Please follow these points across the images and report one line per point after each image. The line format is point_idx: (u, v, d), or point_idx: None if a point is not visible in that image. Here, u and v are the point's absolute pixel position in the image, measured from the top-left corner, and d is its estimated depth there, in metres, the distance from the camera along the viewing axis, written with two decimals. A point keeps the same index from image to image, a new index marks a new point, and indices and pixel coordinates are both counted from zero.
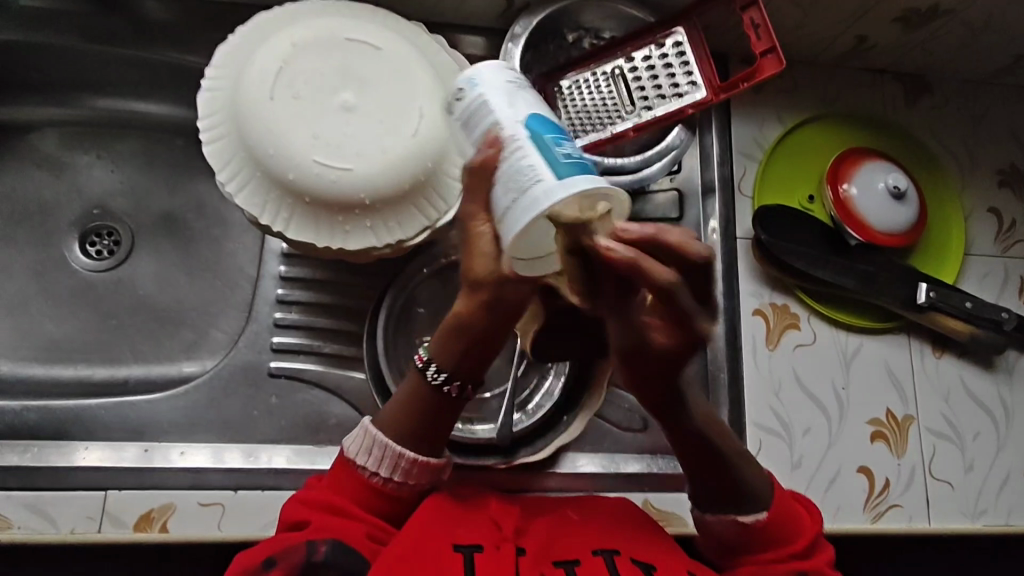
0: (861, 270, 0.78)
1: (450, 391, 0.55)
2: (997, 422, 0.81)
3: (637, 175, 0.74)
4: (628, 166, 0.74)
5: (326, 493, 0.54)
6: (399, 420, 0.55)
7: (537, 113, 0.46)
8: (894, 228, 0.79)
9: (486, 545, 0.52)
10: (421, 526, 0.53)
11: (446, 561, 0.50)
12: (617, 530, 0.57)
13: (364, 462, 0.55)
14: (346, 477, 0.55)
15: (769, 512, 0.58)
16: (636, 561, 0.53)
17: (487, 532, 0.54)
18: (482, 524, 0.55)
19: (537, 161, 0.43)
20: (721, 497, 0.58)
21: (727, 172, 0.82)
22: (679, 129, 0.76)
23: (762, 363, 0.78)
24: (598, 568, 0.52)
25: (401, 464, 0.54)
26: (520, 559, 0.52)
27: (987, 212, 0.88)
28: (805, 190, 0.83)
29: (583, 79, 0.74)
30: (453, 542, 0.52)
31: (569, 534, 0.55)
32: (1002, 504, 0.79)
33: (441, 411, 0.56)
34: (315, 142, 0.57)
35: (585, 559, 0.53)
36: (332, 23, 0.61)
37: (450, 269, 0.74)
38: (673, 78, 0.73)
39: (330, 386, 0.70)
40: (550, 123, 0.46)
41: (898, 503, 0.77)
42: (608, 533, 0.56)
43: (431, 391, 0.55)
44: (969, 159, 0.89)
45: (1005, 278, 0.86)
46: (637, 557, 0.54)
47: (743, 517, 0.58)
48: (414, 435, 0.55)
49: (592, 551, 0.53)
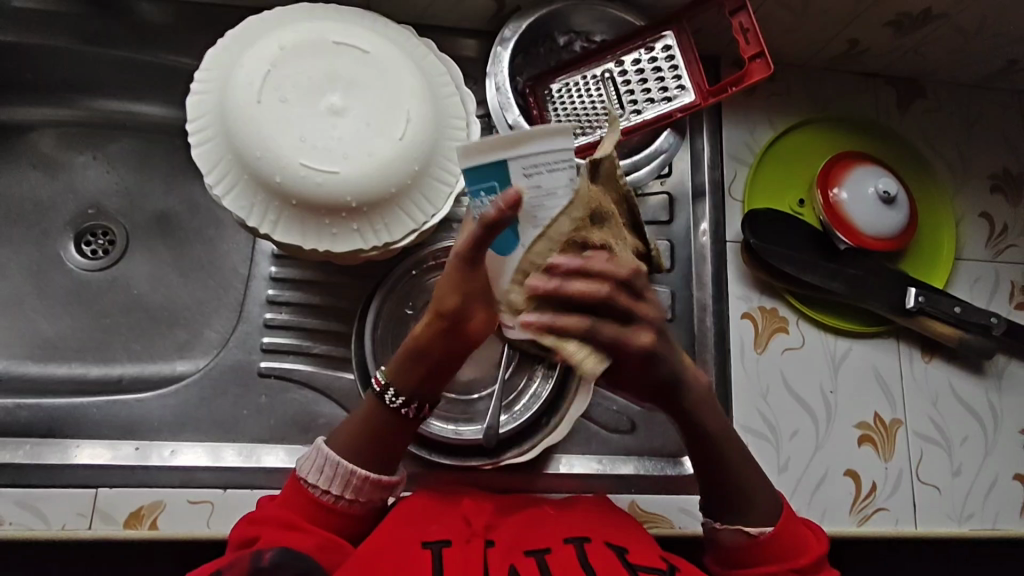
0: (850, 274, 0.78)
1: (408, 413, 0.60)
2: (985, 426, 0.81)
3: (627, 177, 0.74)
4: None
5: (277, 511, 0.57)
6: (354, 437, 0.59)
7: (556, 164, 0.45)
8: (884, 232, 0.79)
9: (456, 539, 0.54)
10: (392, 530, 0.55)
11: (415, 553, 0.52)
12: (591, 520, 0.59)
13: (316, 481, 0.58)
14: (300, 496, 0.58)
15: (774, 525, 0.60)
16: (609, 543, 0.56)
17: (460, 527, 0.56)
18: (458, 521, 0.57)
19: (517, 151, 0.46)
20: (723, 504, 0.61)
21: (718, 175, 0.83)
22: (669, 133, 0.76)
23: (750, 366, 0.79)
24: (571, 556, 0.53)
25: (351, 482, 0.58)
26: (489, 551, 0.54)
27: (978, 217, 0.88)
28: (795, 194, 0.83)
29: (573, 82, 0.75)
30: (422, 539, 0.54)
31: (544, 526, 0.57)
32: (989, 508, 0.79)
33: (397, 430, 0.60)
34: (302, 145, 0.57)
35: (557, 546, 0.54)
36: (320, 26, 0.61)
37: (439, 271, 0.74)
38: (662, 82, 0.73)
39: (320, 387, 0.70)
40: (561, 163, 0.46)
41: (885, 506, 0.77)
42: (578, 522, 0.58)
43: (385, 414, 0.59)
44: (961, 163, 0.89)
45: (996, 282, 0.86)
46: (608, 541, 0.56)
47: (750, 528, 0.59)
48: (369, 453, 0.59)
49: (565, 539, 0.55)
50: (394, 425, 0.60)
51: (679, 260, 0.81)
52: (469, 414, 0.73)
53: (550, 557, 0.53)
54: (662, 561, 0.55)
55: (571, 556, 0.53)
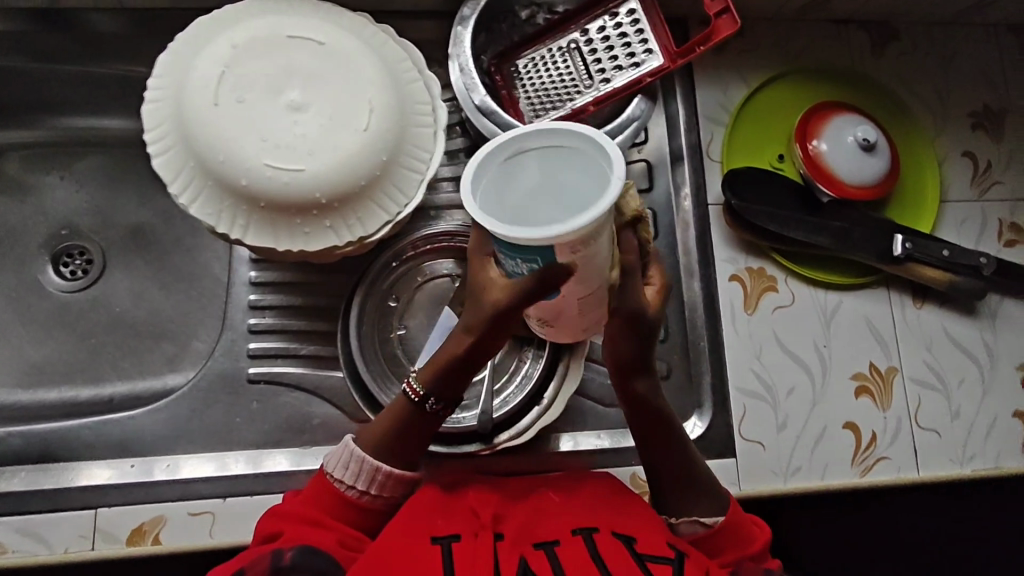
0: (836, 226, 0.77)
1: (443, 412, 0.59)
2: (981, 366, 0.81)
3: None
4: None
5: (298, 507, 0.57)
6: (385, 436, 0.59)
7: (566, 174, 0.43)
8: (867, 180, 0.78)
9: (465, 533, 0.55)
10: (401, 526, 0.55)
11: (425, 552, 0.52)
12: (600, 507, 0.59)
13: (341, 476, 0.58)
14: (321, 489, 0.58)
15: (725, 516, 0.60)
16: (616, 533, 0.55)
17: (462, 520, 0.56)
18: (461, 514, 0.57)
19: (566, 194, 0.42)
20: (676, 493, 0.61)
21: (695, 139, 0.83)
22: (640, 99, 0.72)
23: (741, 327, 0.78)
24: (580, 548, 0.53)
25: (377, 477, 0.58)
26: (498, 545, 0.54)
27: (962, 156, 0.87)
28: (774, 149, 0.82)
29: (539, 55, 0.75)
30: (432, 534, 0.54)
31: (553, 515, 0.57)
32: (991, 447, 0.79)
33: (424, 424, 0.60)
34: (265, 145, 0.56)
35: (566, 539, 0.54)
36: (272, 21, 0.60)
37: (420, 261, 0.73)
38: (628, 48, 0.72)
39: (311, 387, 0.70)
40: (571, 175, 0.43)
41: (886, 455, 0.77)
42: (589, 510, 0.58)
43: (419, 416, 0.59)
44: (940, 104, 0.88)
45: (984, 221, 0.85)
46: (618, 530, 0.56)
47: (707, 519, 0.60)
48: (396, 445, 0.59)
49: (573, 530, 0.55)
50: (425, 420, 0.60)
51: (662, 228, 0.81)
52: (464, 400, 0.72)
53: (559, 549, 0.53)
54: (672, 549, 0.55)
55: (581, 549, 0.53)
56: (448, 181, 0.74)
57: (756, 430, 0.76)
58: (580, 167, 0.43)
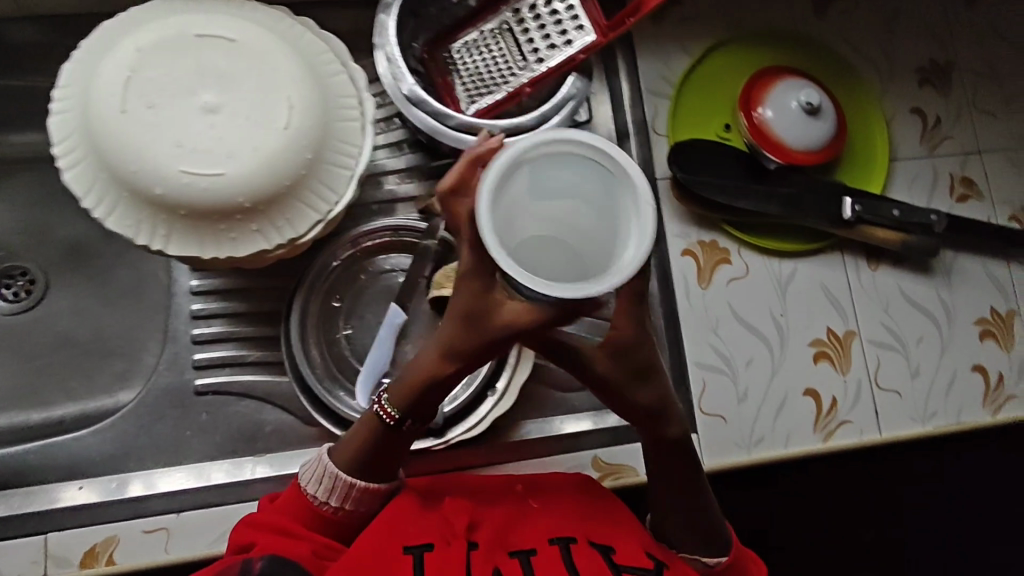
0: (784, 193, 0.77)
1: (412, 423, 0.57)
2: (938, 323, 0.81)
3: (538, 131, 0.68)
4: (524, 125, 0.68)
5: (272, 516, 0.56)
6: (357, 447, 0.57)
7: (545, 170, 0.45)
8: (813, 144, 0.77)
9: (438, 542, 0.55)
10: (377, 536, 0.54)
11: (397, 565, 0.52)
12: (578, 514, 0.60)
13: (315, 492, 0.57)
14: (295, 500, 0.57)
15: (729, 556, 0.60)
16: (594, 543, 0.56)
17: (439, 526, 0.56)
18: (435, 519, 0.57)
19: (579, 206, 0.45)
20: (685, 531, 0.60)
21: (640, 113, 0.82)
22: (574, 77, 0.71)
23: (696, 301, 0.78)
24: (555, 559, 0.54)
25: (351, 494, 0.57)
26: (473, 554, 0.54)
27: (910, 113, 0.86)
28: (720, 119, 0.81)
29: (471, 39, 0.73)
30: (404, 543, 0.54)
31: (529, 525, 0.58)
32: (952, 403, 0.80)
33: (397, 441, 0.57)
34: (179, 151, 0.54)
35: (542, 548, 0.55)
36: (180, 19, 0.57)
37: (362, 259, 0.71)
38: (560, 25, 0.69)
39: (261, 394, 0.68)
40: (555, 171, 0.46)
41: (848, 419, 0.77)
42: (565, 521, 0.58)
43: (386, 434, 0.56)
44: (885, 61, 0.87)
45: (934, 178, 0.85)
46: (594, 540, 0.57)
47: (709, 559, 0.60)
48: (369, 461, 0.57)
49: (549, 539, 0.56)
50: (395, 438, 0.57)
51: None
52: None
53: (534, 561, 0.54)
54: (649, 559, 0.57)
55: (556, 560, 0.54)
56: (393, 173, 0.72)
57: (716, 405, 0.75)
58: (563, 167, 0.45)
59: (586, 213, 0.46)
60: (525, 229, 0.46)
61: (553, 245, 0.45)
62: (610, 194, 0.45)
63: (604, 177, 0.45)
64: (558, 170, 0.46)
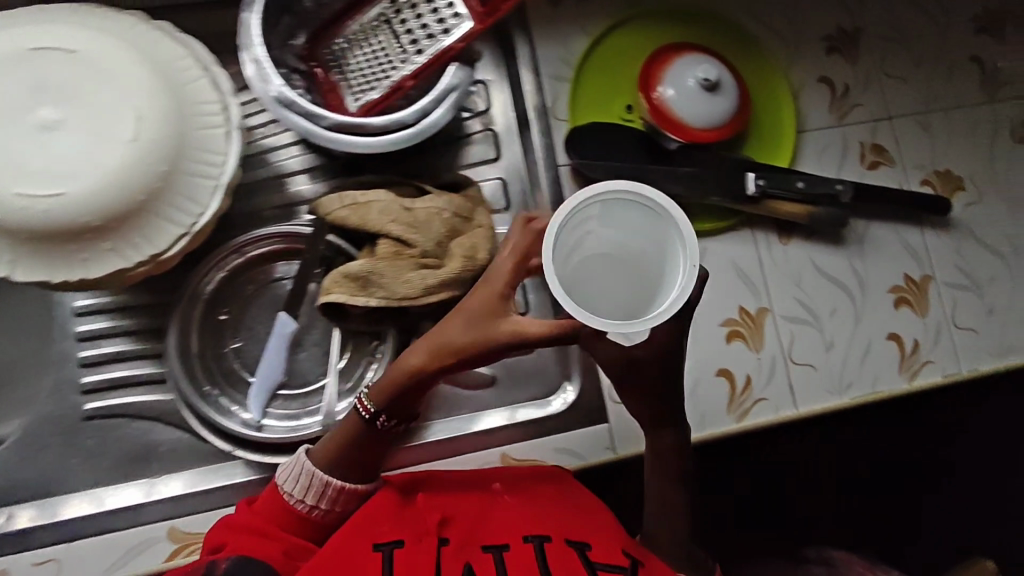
0: (685, 172, 0.75)
1: (382, 425, 0.60)
2: (852, 293, 0.81)
3: (420, 126, 0.65)
4: (405, 119, 0.65)
5: (248, 517, 0.57)
6: (333, 454, 0.59)
7: (618, 206, 0.48)
8: (715, 122, 0.75)
9: (409, 540, 0.56)
10: (353, 533, 0.56)
11: (367, 562, 0.54)
12: (556, 509, 0.61)
13: (292, 491, 0.58)
14: (270, 502, 0.58)
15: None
16: (570, 541, 0.59)
17: (418, 524, 0.58)
18: (413, 516, 0.58)
19: (617, 241, 0.49)
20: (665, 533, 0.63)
21: (540, 99, 0.79)
22: (454, 67, 0.67)
23: None
24: (526, 557, 0.56)
25: (327, 493, 0.58)
26: (444, 550, 0.56)
27: (818, 82, 0.85)
28: (623, 100, 0.79)
29: (353, 34, 0.71)
30: (374, 541, 0.55)
31: (506, 521, 0.60)
32: (867, 373, 0.79)
33: (376, 442, 0.61)
34: (15, 172, 0.51)
35: (515, 544, 0.58)
36: (13, 29, 0.54)
37: (248, 270, 0.69)
38: (438, 14, 0.67)
39: (152, 415, 0.67)
40: (623, 212, 0.49)
41: (763, 397, 0.77)
42: (542, 517, 0.60)
43: (361, 427, 0.60)
44: (792, 30, 0.85)
45: (844, 147, 0.84)
46: (566, 538, 0.59)
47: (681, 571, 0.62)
48: (351, 464, 0.60)
49: (524, 536, 0.58)
50: (376, 440, 0.61)
51: (514, 198, 0.79)
52: (312, 408, 0.68)
53: (506, 557, 0.56)
54: (625, 557, 0.59)
55: (527, 558, 0.56)
56: (304, 172, 0.74)
57: None
58: (621, 209, 0.49)
59: (652, 262, 0.49)
60: (589, 255, 0.49)
61: (621, 275, 0.48)
62: (660, 233, 0.49)
63: (667, 223, 0.48)
64: (626, 206, 0.49)
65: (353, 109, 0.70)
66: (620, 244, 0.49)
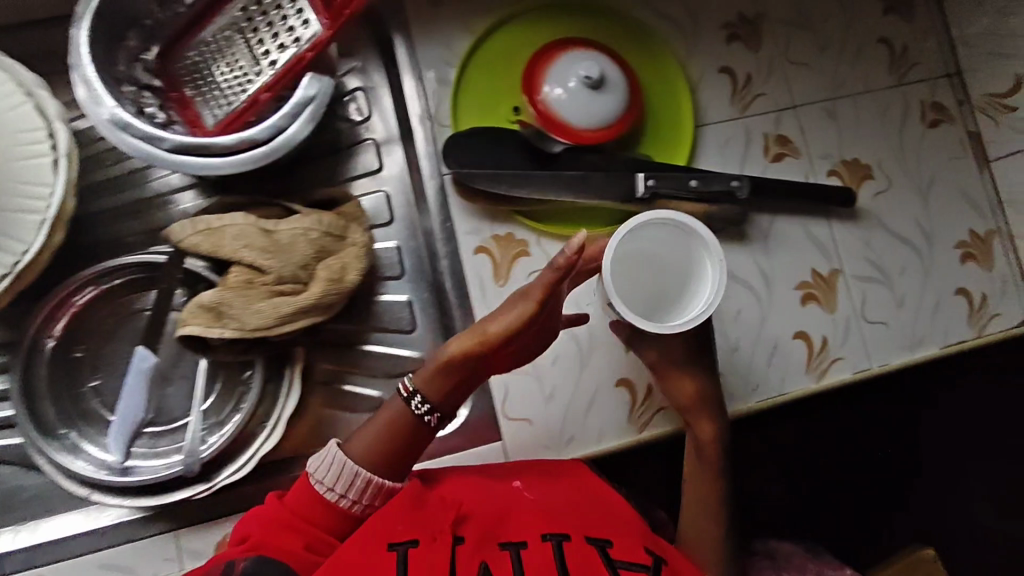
0: (570, 176, 0.71)
1: (430, 420, 0.60)
2: (757, 293, 0.78)
3: (273, 143, 0.61)
4: (256, 137, 0.61)
5: (274, 511, 0.54)
6: (377, 442, 0.58)
7: (651, 229, 0.64)
8: (602, 121, 0.72)
9: (423, 538, 0.53)
10: (376, 531, 0.52)
11: (379, 562, 0.50)
12: (574, 506, 0.60)
13: (327, 484, 0.56)
14: (303, 496, 0.56)
15: None
16: (590, 538, 0.56)
17: (439, 520, 0.55)
18: (433, 512, 0.55)
19: (634, 260, 0.65)
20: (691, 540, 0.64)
21: (422, 106, 0.76)
22: (308, 76, 0.62)
23: (493, 302, 0.74)
24: (545, 556, 0.53)
25: (359, 485, 0.56)
26: (457, 548, 0.53)
27: (718, 73, 0.81)
28: (509, 102, 0.76)
29: (206, 45, 0.67)
30: (388, 540, 0.52)
31: (526, 518, 0.57)
32: (774, 375, 0.77)
33: (420, 438, 0.60)
34: None
35: (534, 541, 0.55)
36: None
37: (98, 304, 0.67)
38: (287, 23, 0.63)
39: (15, 459, 0.64)
40: (642, 233, 0.64)
41: (664, 405, 0.75)
42: (561, 516, 0.58)
43: (409, 420, 0.60)
44: (691, 19, 0.81)
45: (747, 140, 0.80)
46: (585, 535, 0.56)
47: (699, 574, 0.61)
48: (387, 457, 0.59)
49: (543, 535, 0.55)
50: (420, 435, 0.60)
51: (400, 210, 0.76)
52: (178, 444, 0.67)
53: (525, 555, 0.53)
54: (646, 554, 0.57)
55: (546, 557, 0.53)
56: (192, 190, 0.70)
57: (522, 408, 0.73)
58: (653, 233, 0.64)
59: (681, 268, 0.65)
60: (621, 268, 0.64)
61: (645, 279, 0.65)
62: (689, 249, 0.65)
63: (695, 239, 0.64)
64: (661, 228, 0.64)
65: (212, 126, 0.66)
66: (652, 256, 0.65)
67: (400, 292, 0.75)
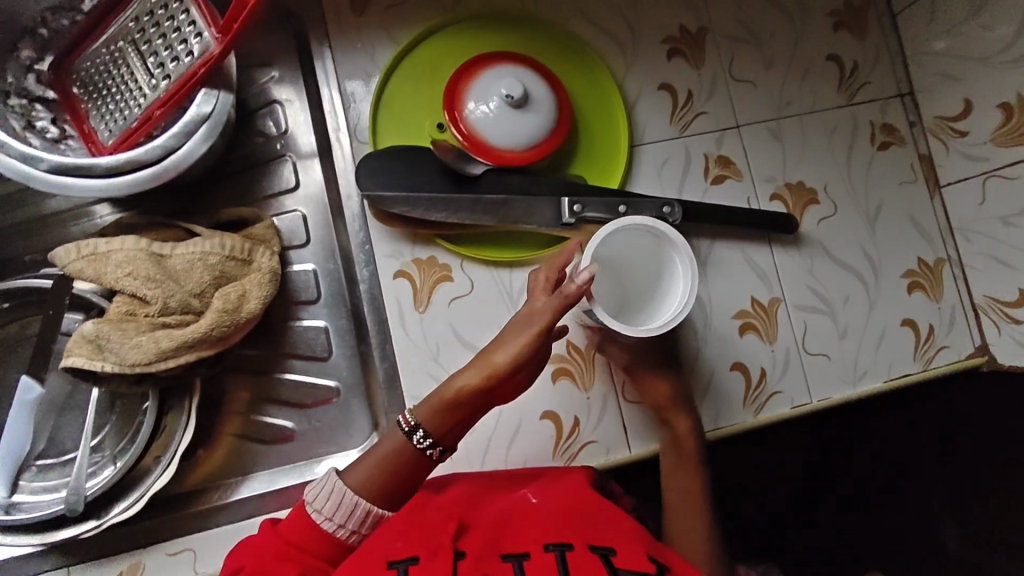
0: (491, 200, 0.68)
1: (433, 455, 0.60)
2: (694, 322, 0.74)
3: (162, 165, 0.58)
4: (142, 158, 0.57)
5: (265, 540, 0.55)
6: (381, 475, 0.58)
7: (617, 237, 0.61)
8: (526, 141, 0.68)
9: (424, 555, 0.52)
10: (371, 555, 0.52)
11: None
12: (579, 512, 0.57)
13: (322, 510, 0.56)
14: (296, 523, 0.56)
15: None
16: (593, 547, 0.54)
17: (439, 535, 0.54)
18: (434, 529, 0.55)
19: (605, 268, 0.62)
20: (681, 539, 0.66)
21: (341, 123, 0.72)
22: (202, 93, 0.59)
23: (413, 330, 0.70)
24: (548, 564, 0.52)
25: (357, 514, 0.56)
26: (460, 563, 0.52)
27: (657, 89, 0.77)
28: (432, 119, 0.72)
29: (99, 57, 0.63)
30: (389, 559, 0.51)
31: (531, 527, 0.56)
32: (709, 407, 0.73)
33: (421, 472, 0.60)
34: None
35: (537, 553, 0.53)
36: None
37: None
38: (179, 36, 0.60)
39: None
40: (611, 241, 0.61)
41: (592, 439, 0.72)
42: (565, 524, 0.56)
43: (410, 455, 0.59)
44: (630, 33, 0.77)
45: (687, 161, 0.77)
46: (591, 544, 0.54)
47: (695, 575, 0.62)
48: (388, 492, 0.58)
49: (545, 546, 0.54)
50: (421, 469, 0.60)
51: (317, 232, 0.72)
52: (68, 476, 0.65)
53: (526, 565, 0.52)
54: (650, 562, 0.54)
55: (549, 565, 0.52)
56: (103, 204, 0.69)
57: None
58: (619, 241, 0.62)
59: (653, 274, 0.63)
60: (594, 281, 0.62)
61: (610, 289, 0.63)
62: (662, 253, 0.62)
63: (665, 243, 0.61)
64: (628, 236, 0.62)
65: (105, 144, 0.62)
66: (618, 262, 0.63)
67: (317, 318, 0.72)
